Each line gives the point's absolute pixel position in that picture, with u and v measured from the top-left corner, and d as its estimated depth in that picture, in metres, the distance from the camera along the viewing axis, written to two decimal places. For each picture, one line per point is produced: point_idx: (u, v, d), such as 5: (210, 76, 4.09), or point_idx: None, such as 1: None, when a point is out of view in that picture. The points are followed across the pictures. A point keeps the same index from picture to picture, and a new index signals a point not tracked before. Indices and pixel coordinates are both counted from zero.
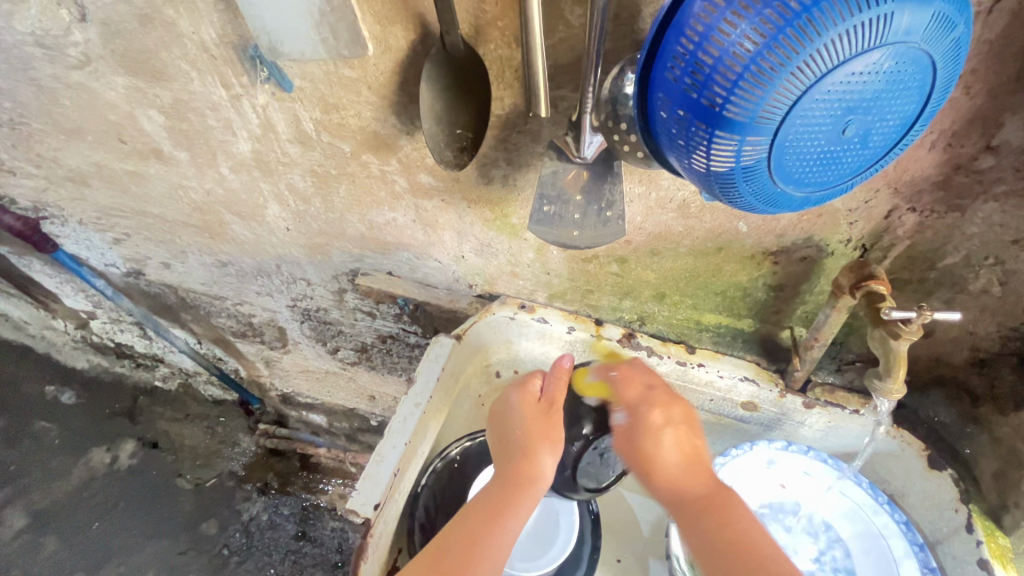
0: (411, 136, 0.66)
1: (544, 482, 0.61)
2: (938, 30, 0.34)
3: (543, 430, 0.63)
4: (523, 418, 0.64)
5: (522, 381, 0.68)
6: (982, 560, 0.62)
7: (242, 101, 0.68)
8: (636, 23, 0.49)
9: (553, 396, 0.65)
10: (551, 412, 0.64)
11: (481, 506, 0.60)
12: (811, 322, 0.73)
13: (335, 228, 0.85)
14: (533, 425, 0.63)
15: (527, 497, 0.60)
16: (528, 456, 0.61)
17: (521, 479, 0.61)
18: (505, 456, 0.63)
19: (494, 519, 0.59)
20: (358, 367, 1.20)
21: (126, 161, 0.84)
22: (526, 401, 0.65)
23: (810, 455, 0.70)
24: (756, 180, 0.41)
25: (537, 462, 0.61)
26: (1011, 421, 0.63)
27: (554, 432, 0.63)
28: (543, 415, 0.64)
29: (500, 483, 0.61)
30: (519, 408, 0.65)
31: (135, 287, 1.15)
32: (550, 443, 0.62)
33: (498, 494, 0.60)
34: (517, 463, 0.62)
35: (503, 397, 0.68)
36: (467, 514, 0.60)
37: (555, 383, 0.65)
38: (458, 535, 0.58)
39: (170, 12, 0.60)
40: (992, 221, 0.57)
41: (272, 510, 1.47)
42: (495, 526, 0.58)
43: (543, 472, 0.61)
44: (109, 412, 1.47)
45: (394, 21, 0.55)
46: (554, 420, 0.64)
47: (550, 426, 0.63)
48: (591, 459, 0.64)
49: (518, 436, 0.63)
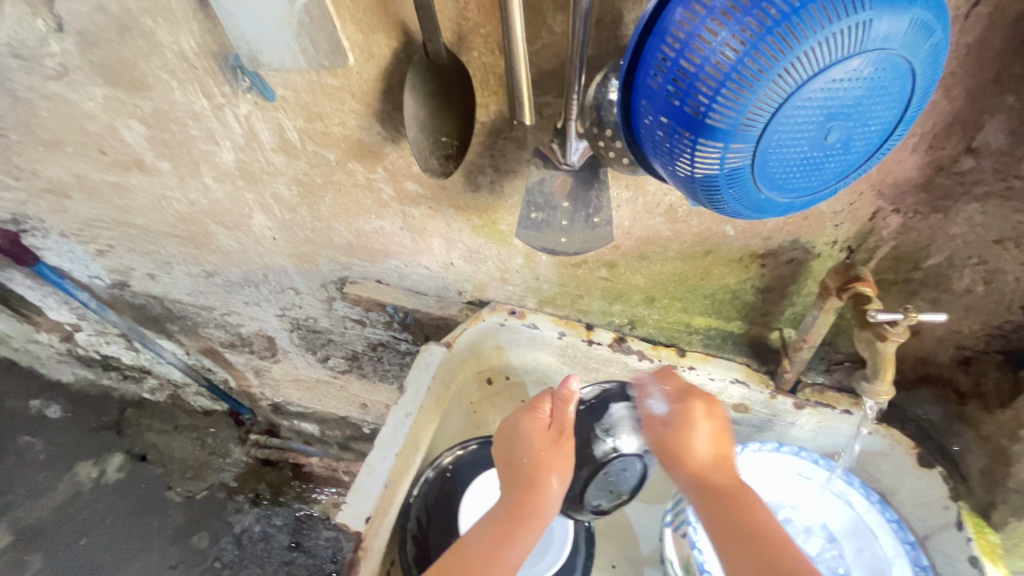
0: (397, 144, 0.65)
1: (550, 510, 0.63)
2: (917, 36, 0.34)
3: (553, 458, 0.63)
4: (532, 444, 0.64)
5: (530, 404, 0.67)
6: (971, 556, 0.62)
7: (224, 110, 0.68)
8: (619, 29, 0.49)
9: (562, 423, 0.65)
10: (559, 439, 0.64)
11: (491, 527, 0.61)
12: (800, 323, 0.74)
13: (322, 236, 0.84)
14: (542, 453, 0.63)
15: (533, 524, 0.61)
16: (535, 484, 0.62)
17: (528, 507, 0.62)
18: (512, 481, 0.64)
19: (502, 542, 0.59)
20: (349, 375, 1.19)
21: (107, 173, 0.83)
22: (536, 426, 0.65)
23: (802, 456, 0.70)
24: (740, 185, 0.41)
25: (543, 492, 0.62)
26: (997, 418, 0.64)
27: (563, 461, 0.64)
28: (552, 442, 0.64)
29: (508, 509, 0.62)
30: (527, 434, 0.65)
31: (119, 299, 1.14)
32: (558, 472, 0.63)
33: (508, 516, 0.61)
34: (524, 491, 0.63)
35: (510, 419, 0.67)
36: (475, 536, 0.60)
37: (564, 409, 0.66)
38: (465, 558, 0.58)
39: (148, 22, 0.59)
40: (974, 222, 0.58)
41: (265, 521, 1.44)
42: (500, 550, 0.59)
43: (547, 502, 0.62)
44: (94, 426, 1.44)
45: (377, 29, 0.55)
46: (564, 448, 0.64)
47: (558, 454, 0.64)
48: (601, 477, 0.66)
49: (526, 463, 0.63)
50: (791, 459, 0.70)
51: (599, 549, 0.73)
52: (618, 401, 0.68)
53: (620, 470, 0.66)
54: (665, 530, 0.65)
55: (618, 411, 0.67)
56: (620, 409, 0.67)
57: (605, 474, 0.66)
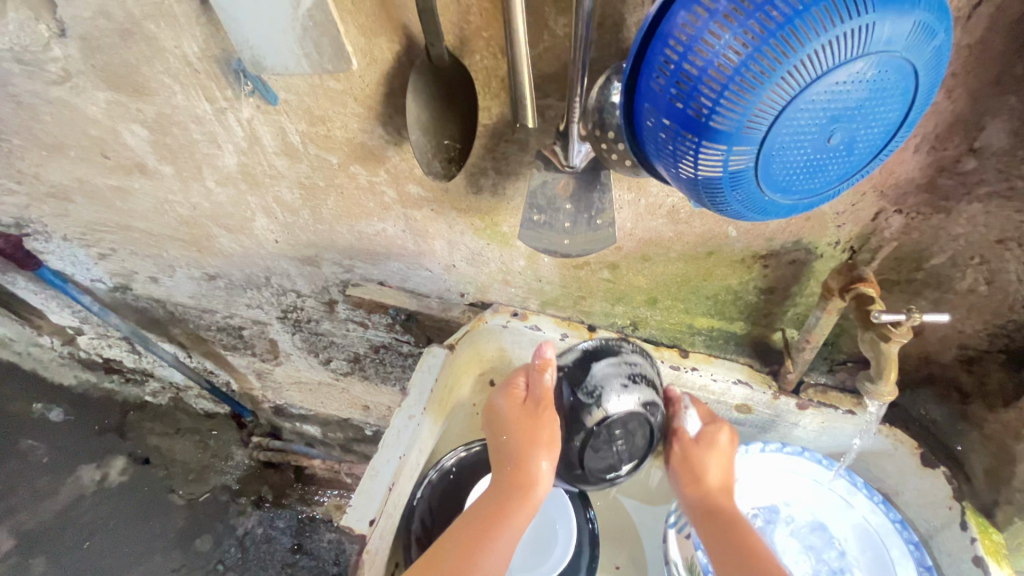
0: (399, 146, 0.65)
1: (542, 486, 0.61)
2: (920, 38, 0.35)
3: (535, 431, 0.62)
4: (512, 419, 0.63)
5: (508, 381, 0.67)
6: (976, 557, 0.62)
7: (226, 114, 0.68)
8: (621, 32, 0.49)
9: (539, 394, 0.64)
10: (538, 410, 0.63)
11: (482, 511, 0.60)
12: (803, 324, 0.74)
13: (325, 239, 0.84)
14: (523, 428, 0.63)
15: (523, 504, 0.60)
16: (522, 461, 0.61)
17: (517, 485, 0.61)
18: (501, 462, 0.63)
19: (493, 525, 0.59)
20: (351, 377, 1.19)
21: (109, 177, 0.83)
22: (515, 401, 0.65)
23: (806, 456, 0.70)
24: (744, 187, 0.41)
25: (530, 469, 0.61)
26: (1001, 418, 0.64)
27: (544, 436, 0.62)
28: (531, 415, 0.63)
29: (501, 491, 0.61)
30: (507, 412, 0.64)
31: (122, 302, 1.14)
32: (543, 446, 0.62)
33: (498, 500, 0.60)
34: (512, 471, 0.62)
35: (493, 398, 0.67)
36: (468, 523, 0.60)
37: (540, 378, 0.65)
38: (456, 543, 0.57)
39: (151, 26, 0.59)
40: (977, 221, 0.58)
41: (267, 523, 1.44)
42: (491, 533, 0.58)
43: (536, 479, 0.61)
44: (96, 429, 1.44)
45: (379, 33, 0.55)
46: (544, 420, 0.63)
47: (540, 427, 0.62)
48: (597, 442, 0.62)
49: (510, 441, 0.62)
50: (793, 459, 0.70)
51: (603, 551, 0.73)
52: (595, 360, 0.63)
53: (622, 432, 0.62)
54: (667, 531, 0.66)
55: (597, 371, 0.62)
56: (600, 369, 0.62)
57: (600, 437, 0.62)
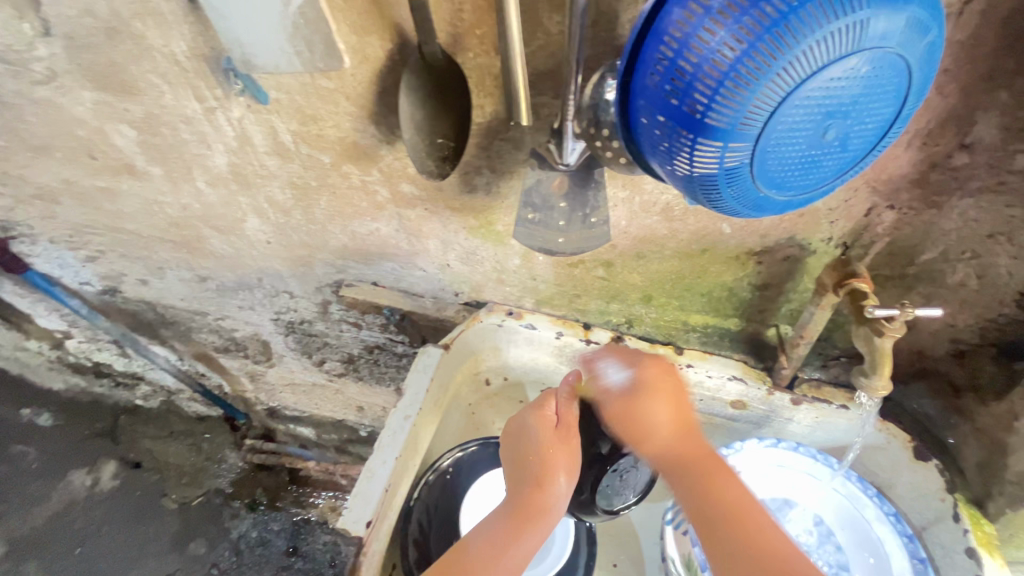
0: (392, 145, 0.65)
1: (559, 509, 0.59)
2: (913, 34, 0.35)
3: (561, 455, 0.60)
4: (539, 441, 0.61)
5: (535, 403, 0.65)
6: (968, 548, 0.62)
7: (216, 114, 0.67)
8: (615, 28, 0.49)
9: (570, 419, 0.62)
10: (566, 435, 0.61)
11: (493, 531, 0.58)
12: (797, 320, 0.74)
13: (317, 239, 0.84)
14: (549, 453, 0.60)
15: (539, 526, 0.58)
16: (542, 486, 0.59)
17: (535, 507, 0.58)
18: (518, 483, 0.61)
19: (508, 544, 0.57)
20: (345, 378, 1.18)
21: (97, 178, 0.81)
22: (543, 425, 0.62)
23: (800, 451, 0.70)
24: (739, 184, 0.41)
25: (550, 493, 0.59)
26: (993, 410, 0.65)
27: (568, 460, 0.60)
28: (559, 441, 0.61)
29: (516, 507, 0.59)
30: (534, 432, 0.62)
31: (111, 305, 1.12)
32: (565, 472, 0.59)
33: (512, 520, 0.58)
34: (528, 494, 0.59)
35: (517, 419, 0.64)
36: (476, 542, 0.58)
37: (567, 405, 0.63)
38: (464, 563, 0.55)
39: (138, 25, 0.59)
40: (968, 217, 0.59)
41: (261, 527, 1.44)
42: (503, 553, 0.56)
43: (555, 503, 0.59)
44: (88, 433, 1.41)
45: (372, 31, 0.54)
46: (573, 445, 0.61)
47: (567, 452, 0.60)
48: (607, 479, 0.61)
49: (532, 464, 0.60)
50: (788, 454, 0.71)
51: (600, 549, 0.73)
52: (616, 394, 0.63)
53: (632, 468, 0.62)
54: (665, 528, 0.66)
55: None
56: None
57: (611, 474, 0.61)
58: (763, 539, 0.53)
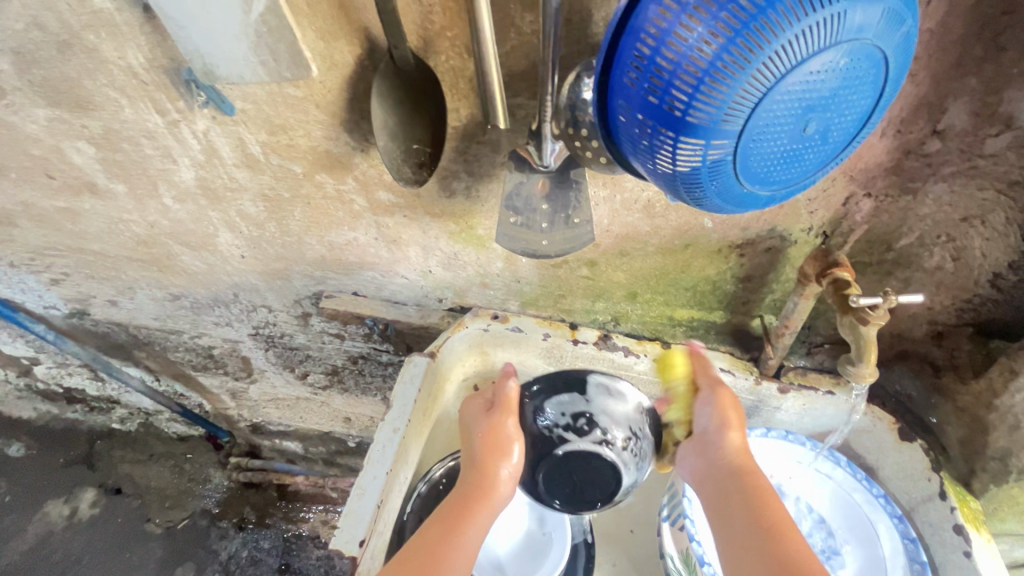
0: (366, 153, 0.63)
1: (505, 486, 0.60)
2: (889, 26, 0.35)
3: (498, 433, 0.62)
4: (478, 424, 0.64)
5: (473, 395, 0.69)
6: (956, 525, 0.63)
7: (180, 126, 0.64)
8: (588, 27, 0.49)
9: (501, 400, 0.65)
10: (500, 414, 0.64)
11: (446, 515, 0.58)
12: (781, 310, 0.75)
13: (293, 251, 0.81)
14: (488, 432, 0.63)
15: (485, 505, 0.59)
16: (484, 464, 0.61)
17: (478, 489, 0.59)
18: (466, 469, 0.62)
19: (454, 526, 0.56)
20: (330, 391, 1.16)
21: (56, 199, 0.78)
22: (480, 409, 0.66)
23: (789, 439, 0.70)
24: (722, 179, 0.40)
25: (492, 471, 0.60)
26: (973, 388, 0.66)
27: (502, 437, 0.62)
28: (494, 418, 0.64)
29: (463, 491, 0.60)
30: (475, 418, 0.65)
31: (80, 328, 1.08)
32: (504, 449, 0.61)
33: (460, 501, 0.59)
34: (473, 474, 0.61)
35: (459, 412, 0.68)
36: (429, 528, 0.57)
37: (502, 387, 0.66)
38: (421, 543, 0.55)
39: (91, 37, 0.56)
40: (942, 201, 0.60)
41: (252, 546, 1.41)
42: (454, 533, 0.56)
43: (496, 480, 0.60)
44: (63, 461, 1.36)
45: (339, 37, 0.53)
46: (504, 420, 0.63)
47: (505, 432, 0.63)
48: (556, 473, 0.63)
49: (476, 445, 0.62)
50: (779, 442, 0.71)
51: (599, 549, 0.72)
52: (555, 393, 0.66)
53: (582, 465, 0.62)
54: (662, 525, 0.66)
55: (556, 401, 0.65)
56: (560, 399, 0.65)
57: (559, 469, 0.63)
58: (789, 548, 0.50)
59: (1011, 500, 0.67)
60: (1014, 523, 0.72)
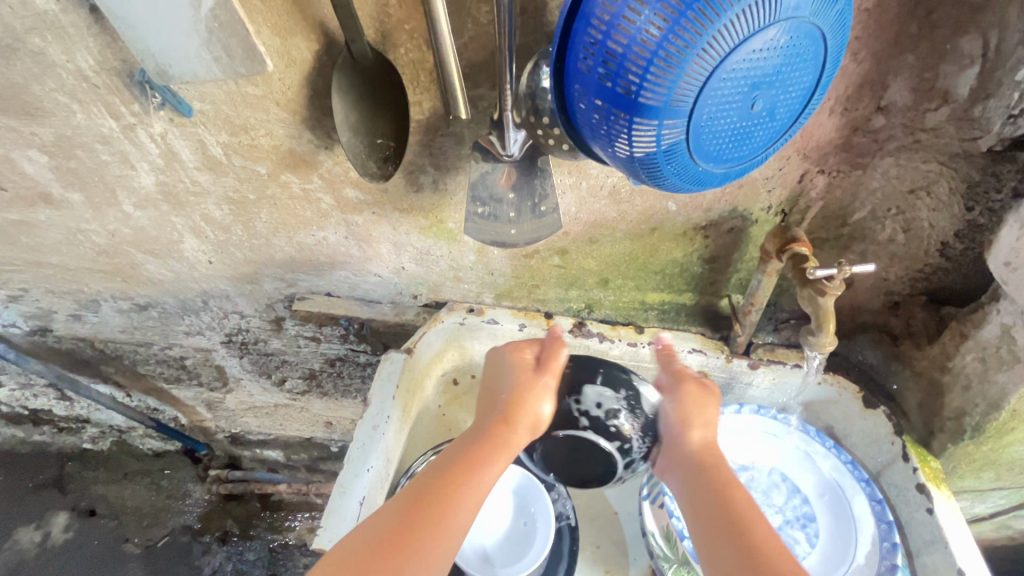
0: (330, 151, 0.63)
1: (521, 437, 0.63)
2: (823, 3, 0.36)
3: (534, 393, 0.64)
4: (511, 378, 0.65)
5: (518, 343, 0.68)
6: (919, 484, 0.66)
7: (136, 130, 0.63)
8: (543, 15, 0.49)
9: (545, 360, 0.66)
10: (540, 375, 0.65)
11: (461, 458, 0.59)
12: (747, 289, 0.77)
13: (262, 253, 0.80)
14: (524, 390, 0.64)
15: (502, 456, 0.60)
16: (509, 418, 0.62)
17: (499, 441, 0.61)
18: (487, 415, 0.64)
19: (468, 469, 0.58)
20: (309, 395, 1.14)
21: (9, 211, 0.75)
22: (521, 363, 0.66)
23: (762, 414, 0.73)
24: (678, 160, 0.42)
25: (515, 425, 0.62)
26: (928, 353, 0.69)
27: (532, 397, 0.64)
28: (531, 376, 0.65)
29: (482, 437, 0.61)
30: (511, 371, 0.66)
31: (43, 346, 1.04)
32: (532, 407, 0.63)
33: (479, 446, 0.60)
34: (496, 424, 0.62)
35: (497, 356, 0.68)
36: (442, 467, 0.58)
37: (551, 351, 0.67)
38: (434, 488, 0.56)
39: (36, 40, 0.54)
40: (890, 175, 0.63)
41: (236, 559, 1.34)
42: (469, 478, 0.57)
43: (516, 436, 0.62)
44: (32, 485, 1.32)
45: (296, 33, 0.53)
46: (540, 381, 0.65)
47: (537, 389, 0.64)
48: (559, 452, 0.71)
49: (506, 397, 0.64)
50: (750, 418, 0.74)
51: (584, 532, 0.74)
52: (598, 382, 0.70)
53: (584, 451, 0.70)
54: (643, 503, 0.67)
55: (595, 391, 0.69)
56: (600, 390, 0.69)
57: (562, 448, 0.70)
58: (755, 539, 0.52)
59: (968, 457, 0.70)
60: (974, 479, 0.76)
